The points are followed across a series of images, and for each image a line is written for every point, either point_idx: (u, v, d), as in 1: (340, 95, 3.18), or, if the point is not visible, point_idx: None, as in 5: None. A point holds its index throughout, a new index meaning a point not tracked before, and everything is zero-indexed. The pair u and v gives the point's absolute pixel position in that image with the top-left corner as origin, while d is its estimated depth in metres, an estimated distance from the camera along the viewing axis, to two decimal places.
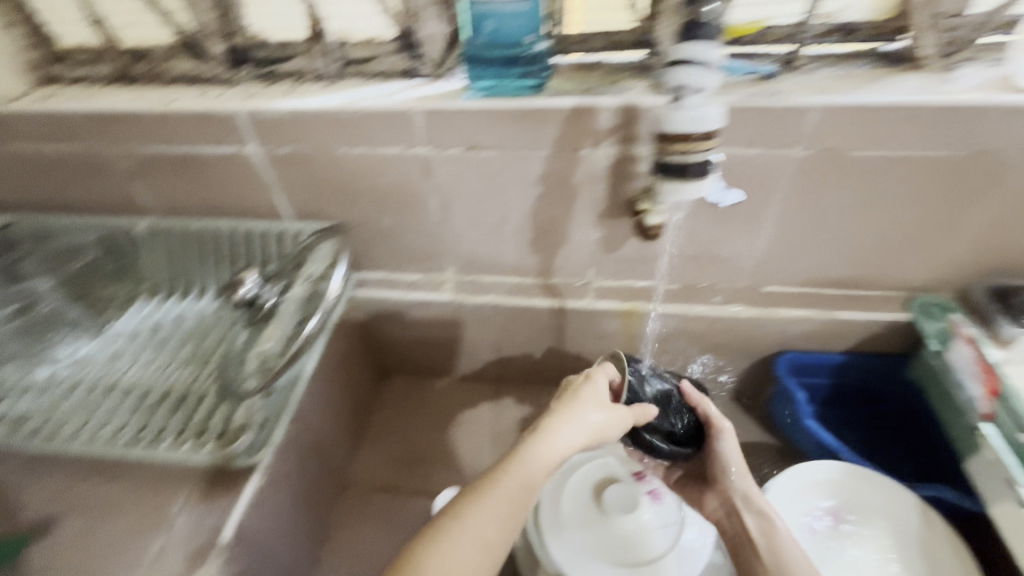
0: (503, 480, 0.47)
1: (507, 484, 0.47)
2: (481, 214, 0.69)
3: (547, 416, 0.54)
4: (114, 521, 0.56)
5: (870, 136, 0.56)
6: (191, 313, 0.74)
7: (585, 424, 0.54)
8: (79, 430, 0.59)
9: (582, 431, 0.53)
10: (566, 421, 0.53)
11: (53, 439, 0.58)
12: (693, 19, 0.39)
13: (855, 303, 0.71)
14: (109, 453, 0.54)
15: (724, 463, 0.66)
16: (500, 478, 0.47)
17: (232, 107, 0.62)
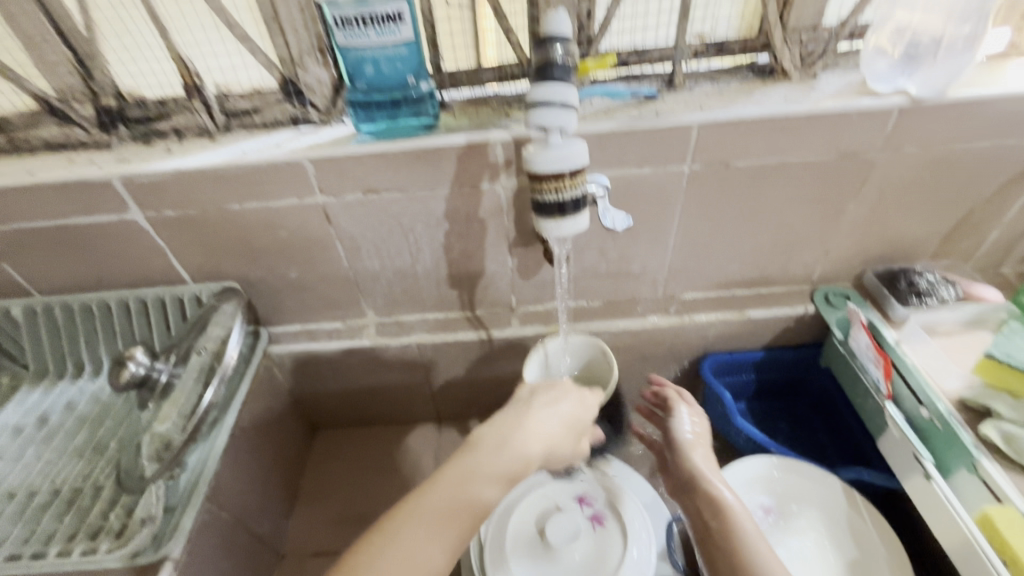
0: (450, 483, 0.44)
1: (459, 489, 0.43)
2: (391, 255, 0.68)
3: (507, 413, 0.50)
4: None
5: (749, 147, 0.58)
6: (84, 396, 0.68)
7: (556, 415, 0.51)
8: None
9: (547, 426, 0.49)
10: (529, 416, 0.49)
11: None
12: (545, 63, 0.41)
13: (764, 301, 0.75)
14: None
15: (678, 443, 0.62)
16: (448, 482, 0.44)
17: (104, 173, 0.58)
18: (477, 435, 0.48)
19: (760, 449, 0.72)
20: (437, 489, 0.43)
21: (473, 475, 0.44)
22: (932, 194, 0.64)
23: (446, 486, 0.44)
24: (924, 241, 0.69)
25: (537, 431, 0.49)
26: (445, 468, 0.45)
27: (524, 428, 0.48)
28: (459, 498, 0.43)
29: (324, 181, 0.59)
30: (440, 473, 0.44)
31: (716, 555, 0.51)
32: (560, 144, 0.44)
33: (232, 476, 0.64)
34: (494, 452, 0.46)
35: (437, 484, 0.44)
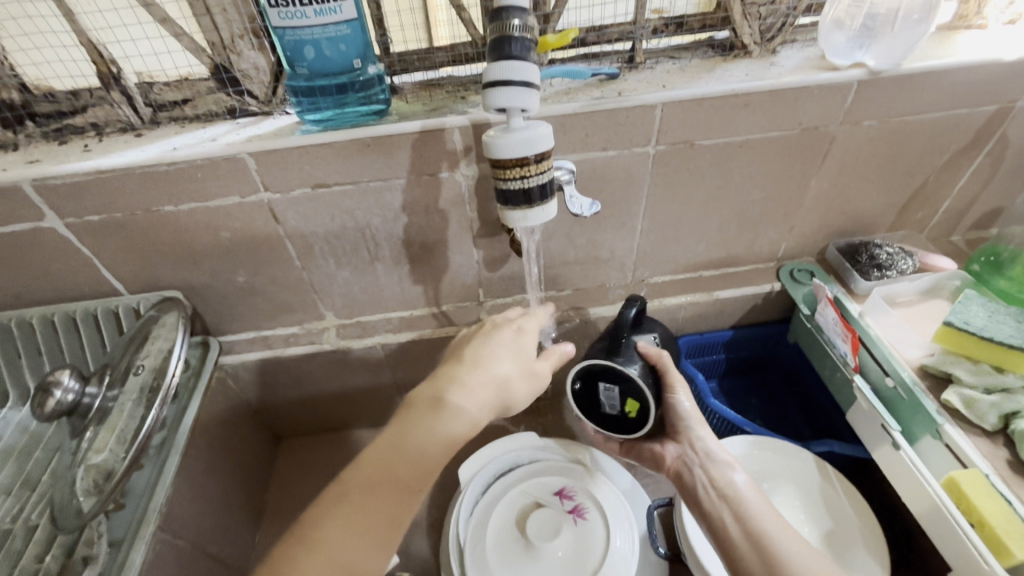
0: (383, 470, 0.41)
1: (393, 477, 0.41)
2: (348, 253, 0.63)
3: (451, 366, 0.48)
4: None
5: (712, 124, 0.57)
6: (9, 425, 0.62)
7: (490, 378, 0.47)
8: None
9: (481, 385, 0.46)
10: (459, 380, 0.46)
11: None
12: (502, 36, 0.38)
13: (731, 282, 0.74)
14: None
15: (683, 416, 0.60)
16: (384, 468, 0.41)
17: (9, 177, 0.51)
18: (409, 414, 0.44)
19: (733, 428, 0.73)
20: (370, 482, 0.40)
21: (414, 461, 0.42)
22: (888, 167, 0.65)
23: (373, 480, 0.40)
24: (882, 214, 0.70)
25: (468, 390, 0.45)
26: (382, 447, 0.42)
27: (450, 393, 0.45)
28: (397, 492, 0.40)
29: (267, 176, 0.55)
30: (372, 457, 0.41)
31: (724, 536, 0.50)
32: (524, 126, 0.41)
33: (189, 500, 0.60)
34: (423, 431, 0.43)
35: (370, 471, 0.41)
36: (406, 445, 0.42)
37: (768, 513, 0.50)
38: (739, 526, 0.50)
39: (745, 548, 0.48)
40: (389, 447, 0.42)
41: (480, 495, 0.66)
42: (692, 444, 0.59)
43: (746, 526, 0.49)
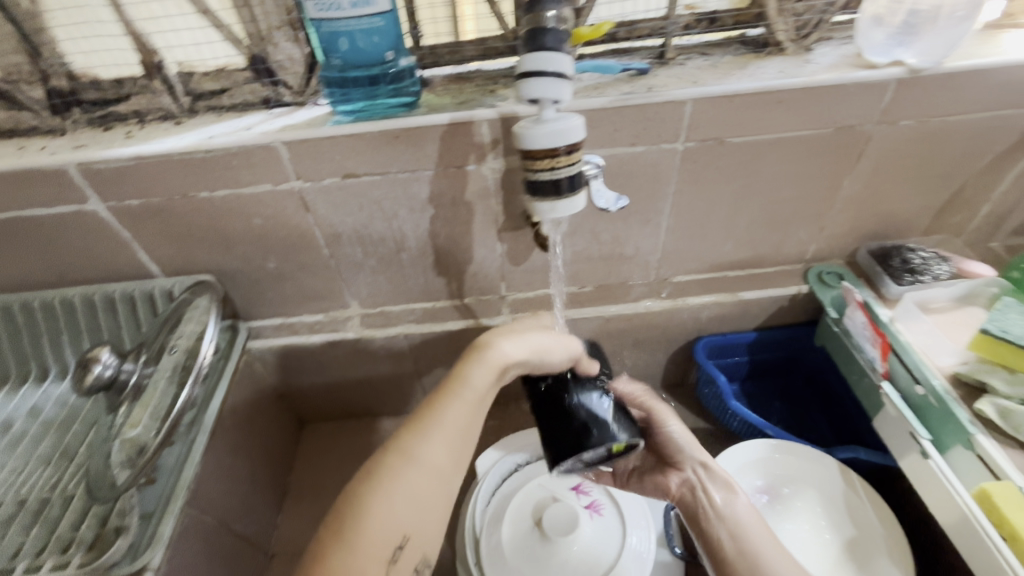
0: (439, 435, 0.43)
1: (447, 442, 0.43)
2: (375, 243, 0.64)
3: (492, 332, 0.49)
4: None
5: (743, 121, 0.56)
6: (50, 400, 0.64)
7: (531, 340, 0.48)
8: None
9: (516, 352, 0.47)
10: (493, 349, 0.46)
11: None
12: (536, 27, 0.38)
13: (756, 283, 0.74)
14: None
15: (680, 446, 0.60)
16: (439, 433, 0.43)
17: (57, 161, 0.54)
18: (450, 381, 0.46)
19: (754, 431, 0.72)
20: (427, 448, 0.42)
21: (458, 425, 0.44)
22: (925, 168, 0.63)
23: (430, 446, 0.42)
24: (916, 218, 0.69)
25: (502, 359, 0.46)
26: (431, 414, 0.44)
27: (486, 360, 0.46)
28: (455, 457, 0.43)
29: (299, 165, 0.56)
30: (424, 423, 0.43)
31: (719, 552, 0.51)
32: (555, 118, 0.41)
33: (216, 478, 0.62)
34: (468, 398, 0.45)
35: (425, 438, 0.43)
36: (457, 413, 0.44)
37: (764, 533, 0.52)
38: (734, 542, 0.51)
39: (737, 564, 0.50)
40: (437, 413, 0.44)
41: (497, 487, 0.66)
42: (694, 469, 0.58)
43: (740, 544, 0.51)
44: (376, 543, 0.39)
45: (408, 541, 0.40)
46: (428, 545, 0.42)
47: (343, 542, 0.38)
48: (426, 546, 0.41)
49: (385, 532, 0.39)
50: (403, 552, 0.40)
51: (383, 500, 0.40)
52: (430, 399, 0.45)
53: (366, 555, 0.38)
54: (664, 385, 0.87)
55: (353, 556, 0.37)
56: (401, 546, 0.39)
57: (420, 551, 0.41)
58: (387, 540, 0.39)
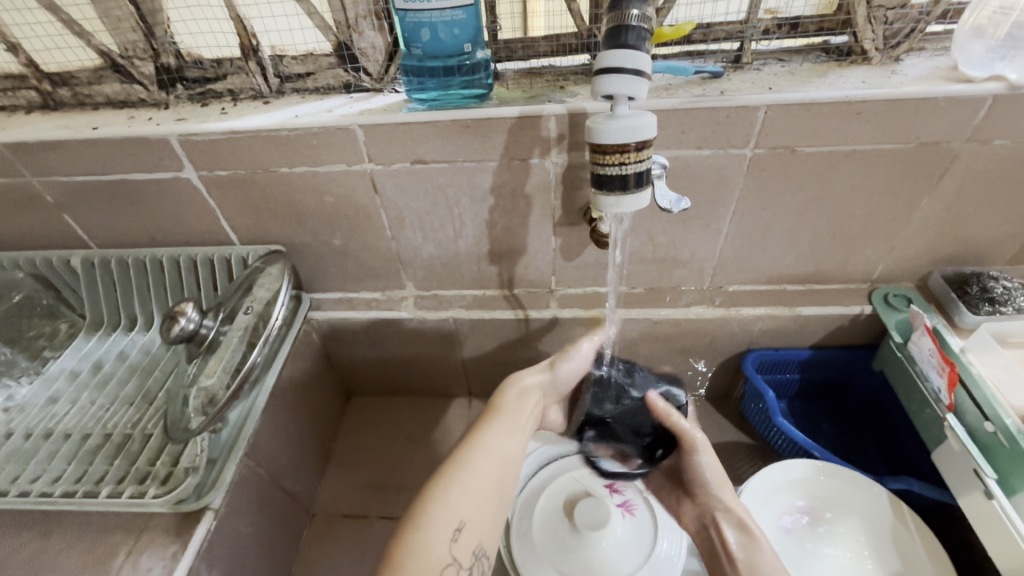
0: (487, 447, 0.51)
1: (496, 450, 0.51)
2: (435, 228, 0.67)
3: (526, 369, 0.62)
4: None
5: (819, 130, 0.54)
6: (136, 347, 0.71)
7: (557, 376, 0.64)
8: (51, 481, 0.55)
9: (534, 382, 0.61)
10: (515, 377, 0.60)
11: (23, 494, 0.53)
12: (619, 24, 0.38)
13: (816, 299, 0.71)
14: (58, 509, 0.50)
15: (703, 478, 0.63)
16: (486, 442, 0.51)
17: (161, 131, 0.59)
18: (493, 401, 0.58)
19: (800, 451, 0.70)
20: (480, 455, 0.50)
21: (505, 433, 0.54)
22: (1019, 193, 0.59)
23: (481, 453, 0.50)
24: (1001, 245, 0.64)
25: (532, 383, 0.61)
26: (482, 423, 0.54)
27: (512, 385, 0.59)
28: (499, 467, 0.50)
29: (372, 148, 0.59)
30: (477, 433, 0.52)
31: None
32: (629, 114, 0.41)
33: (272, 435, 0.66)
34: (507, 410, 0.56)
35: (478, 445, 0.51)
36: (502, 423, 0.54)
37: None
38: None
39: None
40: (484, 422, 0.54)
41: (531, 475, 0.67)
42: (714, 508, 0.60)
43: None
44: (440, 528, 0.44)
45: (464, 529, 0.45)
46: (482, 538, 0.46)
47: (417, 524, 0.44)
48: (480, 538, 0.46)
49: (447, 517, 0.45)
50: (462, 535, 0.45)
51: (445, 496, 0.46)
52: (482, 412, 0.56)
53: (431, 536, 0.43)
54: (708, 396, 0.86)
55: (428, 532, 0.43)
56: (459, 530, 0.45)
57: (474, 543, 0.45)
58: (449, 526, 0.44)
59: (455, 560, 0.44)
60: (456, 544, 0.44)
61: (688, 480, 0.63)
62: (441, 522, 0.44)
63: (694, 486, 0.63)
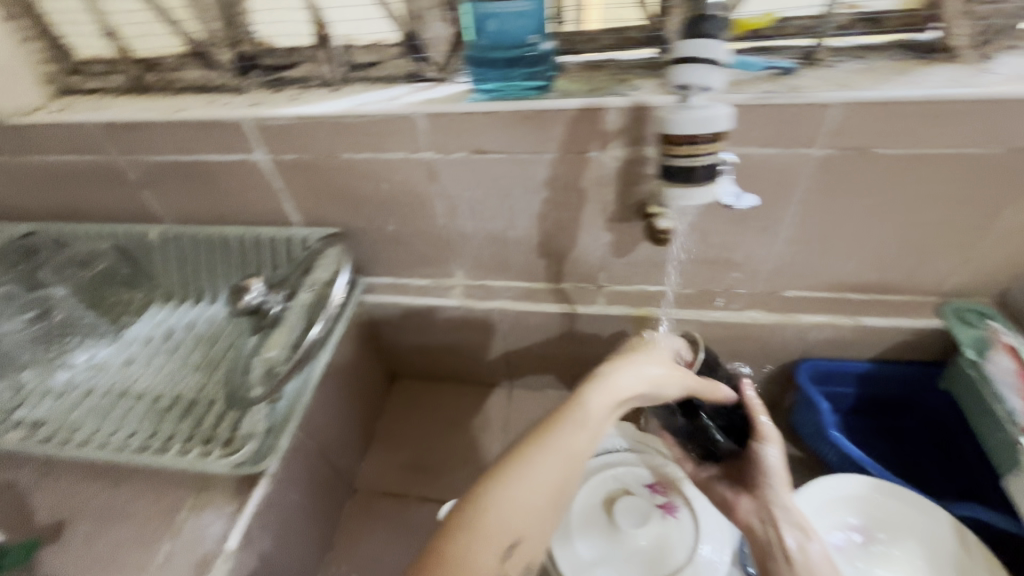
0: (558, 453, 0.43)
1: (565, 462, 0.43)
2: (489, 218, 0.68)
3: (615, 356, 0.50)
4: (114, 530, 0.55)
5: (896, 131, 0.52)
6: (202, 319, 0.75)
7: (649, 376, 0.49)
8: (124, 437, 0.59)
9: (624, 390, 0.47)
10: (609, 379, 0.47)
11: (101, 447, 0.58)
12: (698, 13, 0.38)
13: (880, 309, 0.68)
14: (115, 460, 0.54)
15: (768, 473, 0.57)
16: (558, 448, 0.43)
17: (236, 114, 0.62)
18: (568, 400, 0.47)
19: (854, 467, 0.67)
20: (546, 464, 0.42)
21: (575, 452, 0.44)
22: None
23: (549, 463, 0.43)
24: None
25: (618, 391, 0.47)
26: (555, 424, 0.45)
27: (600, 391, 0.47)
28: (567, 479, 0.43)
29: (433, 137, 0.60)
30: (549, 436, 0.44)
31: None
32: (702, 105, 0.41)
33: (323, 410, 0.69)
34: (586, 415, 0.45)
35: (546, 453, 0.43)
36: (573, 433, 0.44)
37: None
38: None
39: None
40: (558, 426, 0.44)
41: None
42: (772, 505, 0.56)
43: None
44: (492, 543, 0.39)
45: (519, 545, 0.40)
46: (536, 550, 0.42)
47: (468, 531, 0.39)
48: (534, 552, 0.42)
49: (501, 531, 0.39)
50: (515, 552, 0.40)
51: (501, 505, 0.40)
52: (543, 428, 0.45)
53: (483, 549, 0.39)
54: None
55: (477, 545, 0.39)
56: (513, 547, 0.40)
57: (527, 558, 0.41)
58: (502, 541, 0.39)
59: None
60: (507, 561, 0.40)
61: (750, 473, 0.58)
62: (496, 537, 0.39)
63: (755, 478, 0.58)
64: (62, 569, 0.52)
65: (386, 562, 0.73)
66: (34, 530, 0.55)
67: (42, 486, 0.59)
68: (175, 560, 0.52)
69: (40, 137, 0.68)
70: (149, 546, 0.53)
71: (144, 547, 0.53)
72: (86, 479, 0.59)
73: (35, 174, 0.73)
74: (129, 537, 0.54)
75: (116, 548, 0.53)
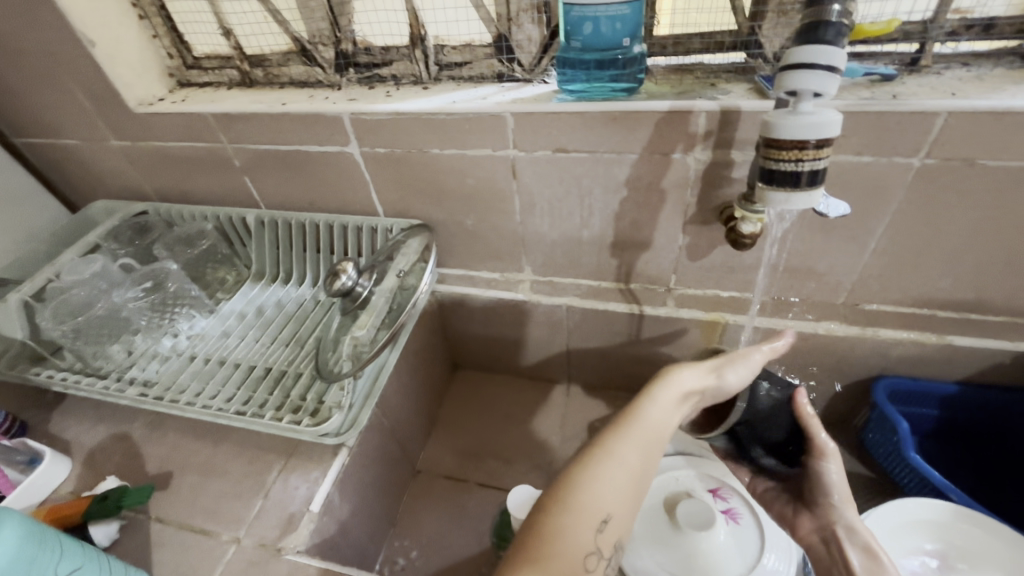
0: (637, 439, 0.45)
1: (644, 445, 0.45)
2: (565, 216, 0.69)
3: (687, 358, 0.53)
4: (214, 483, 0.61)
5: (1009, 142, 0.49)
6: (290, 298, 0.80)
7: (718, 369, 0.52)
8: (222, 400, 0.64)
9: (698, 382, 0.50)
10: (675, 371, 0.50)
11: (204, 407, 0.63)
12: (817, 19, 0.38)
13: (972, 329, 0.65)
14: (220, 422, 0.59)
15: (828, 490, 0.57)
16: (637, 432, 0.46)
17: (337, 109, 0.66)
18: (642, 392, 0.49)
19: (933, 492, 0.65)
20: (627, 444, 0.45)
21: (652, 436, 0.46)
22: None
23: (631, 444, 0.45)
24: None
25: (688, 382, 0.50)
26: (631, 412, 0.47)
27: (670, 384, 0.49)
28: (648, 460, 0.45)
29: (519, 135, 0.62)
30: (625, 424, 0.46)
31: None
32: (811, 111, 0.41)
33: (396, 391, 0.73)
34: (662, 404, 0.48)
35: (625, 437, 0.45)
36: (649, 419, 0.47)
37: None
38: None
39: None
40: (634, 415, 0.47)
41: None
42: (834, 523, 0.57)
43: None
44: (586, 516, 0.40)
45: (611, 520, 0.41)
46: (628, 532, 0.42)
47: (562, 506, 0.41)
48: (626, 532, 0.42)
49: (593, 506, 0.41)
50: (607, 527, 0.41)
51: (590, 482, 0.42)
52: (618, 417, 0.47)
53: (578, 522, 0.40)
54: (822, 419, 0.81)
55: (572, 517, 0.40)
56: (605, 522, 0.41)
57: (620, 537, 0.41)
58: (594, 516, 0.41)
59: (599, 552, 0.40)
60: (601, 536, 0.40)
61: (811, 490, 0.59)
62: (589, 510, 0.40)
63: (817, 495, 0.58)
64: (170, 513, 0.59)
65: (444, 542, 0.76)
66: (145, 477, 0.62)
67: (151, 438, 0.66)
68: (268, 516, 0.57)
69: (161, 125, 0.75)
70: (244, 501, 0.59)
71: (240, 501, 0.59)
72: (189, 436, 0.65)
73: (153, 158, 0.80)
74: (227, 491, 0.60)
75: (216, 500, 0.59)
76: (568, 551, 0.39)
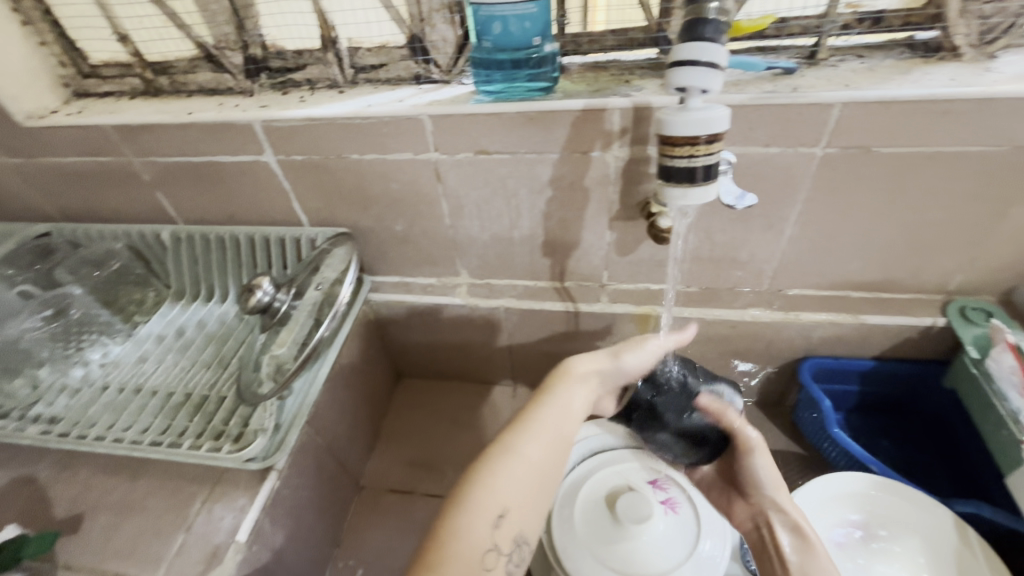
0: (538, 432, 0.49)
1: (545, 440, 0.48)
2: (493, 218, 0.69)
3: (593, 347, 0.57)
4: (130, 523, 0.57)
5: (899, 130, 0.52)
6: (213, 317, 0.77)
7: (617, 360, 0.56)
8: (136, 432, 0.61)
9: (594, 370, 0.54)
10: (574, 364, 0.54)
11: (117, 440, 0.59)
12: (696, 18, 0.39)
13: (883, 307, 0.68)
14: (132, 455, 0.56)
15: (756, 478, 0.60)
16: (537, 427, 0.49)
17: (247, 116, 0.63)
18: (545, 382, 0.54)
19: (857, 465, 0.68)
20: (529, 441, 0.48)
21: (554, 428, 0.50)
22: None
23: (532, 440, 0.48)
24: None
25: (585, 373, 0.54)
26: (532, 406, 0.51)
27: (570, 376, 0.53)
28: (550, 453, 0.48)
29: (439, 138, 0.61)
30: (525, 420, 0.49)
31: None
32: (700, 107, 0.42)
33: (331, 407, 0.71)
34: (562, 400, 0.51)
35: (526, 433, 0.48)
36: (553, 412, 0.50)
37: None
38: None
39: None
40: (534, 413, 0.50)
41: (575, 465, 0.68)
42: (763, 507, 0.60)
43: None
44: (481, 515, 0.43)
45: (508, 515, 0.44)
46: (526, 523, 0.45)
47: (462, 507, 0.43)
48: (523, 525, 0.45)
49: (489, 504, 0.44)
50: (504, 522, 0.44)
51: (493, 479, 0.45)
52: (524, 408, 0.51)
53: (474, 520, 0.43)
54: (758, 402, 0.84)
55: (467, 518, 0.43)
56: (502, 516, 0.44)
57: (518, 529, 0.44)
58: (491, 512, 0.43)
59: (496, 548, 0.43)
60: (498, 530, 0.43)
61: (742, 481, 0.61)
62: (485, 507, 0.43)
63: (746, 483, 0.61)
64: (79, 560, 0.54)
65: (391, 557, 0.74)
66: (52, 521, 0.57)
67: (58, 479, 0.61)
68: (188, 552, 0.53)
69: (54, 138, 0.69)
70: (162, 538, 0.55)
71: (158, 539, 0.55)
72: (102, 473, 0.61)
73: (50, 174, 0.74)
74: (145, 529, 0.56)
75: (132, 539, 0.55)
76: (461, 549, 0.41)
